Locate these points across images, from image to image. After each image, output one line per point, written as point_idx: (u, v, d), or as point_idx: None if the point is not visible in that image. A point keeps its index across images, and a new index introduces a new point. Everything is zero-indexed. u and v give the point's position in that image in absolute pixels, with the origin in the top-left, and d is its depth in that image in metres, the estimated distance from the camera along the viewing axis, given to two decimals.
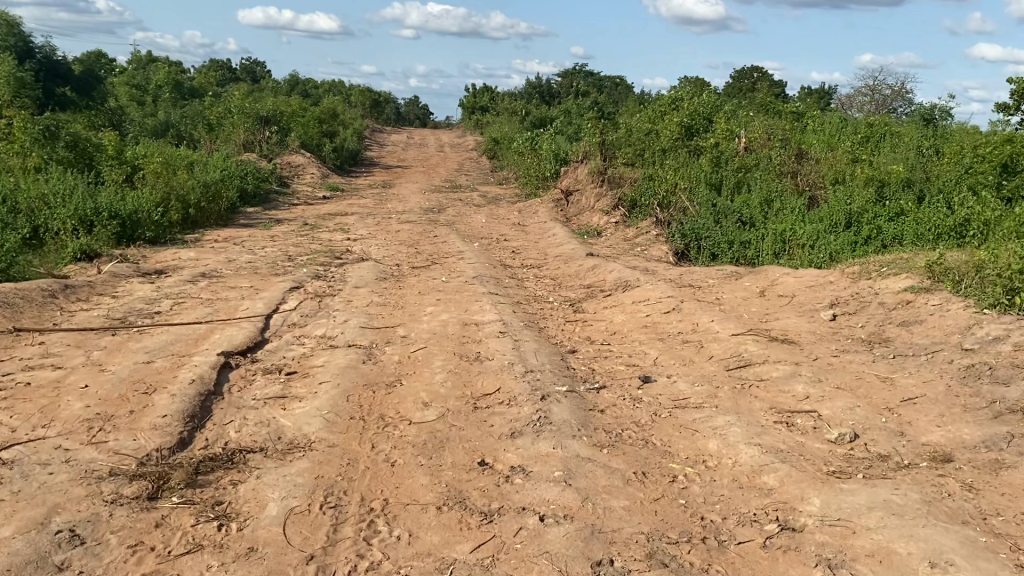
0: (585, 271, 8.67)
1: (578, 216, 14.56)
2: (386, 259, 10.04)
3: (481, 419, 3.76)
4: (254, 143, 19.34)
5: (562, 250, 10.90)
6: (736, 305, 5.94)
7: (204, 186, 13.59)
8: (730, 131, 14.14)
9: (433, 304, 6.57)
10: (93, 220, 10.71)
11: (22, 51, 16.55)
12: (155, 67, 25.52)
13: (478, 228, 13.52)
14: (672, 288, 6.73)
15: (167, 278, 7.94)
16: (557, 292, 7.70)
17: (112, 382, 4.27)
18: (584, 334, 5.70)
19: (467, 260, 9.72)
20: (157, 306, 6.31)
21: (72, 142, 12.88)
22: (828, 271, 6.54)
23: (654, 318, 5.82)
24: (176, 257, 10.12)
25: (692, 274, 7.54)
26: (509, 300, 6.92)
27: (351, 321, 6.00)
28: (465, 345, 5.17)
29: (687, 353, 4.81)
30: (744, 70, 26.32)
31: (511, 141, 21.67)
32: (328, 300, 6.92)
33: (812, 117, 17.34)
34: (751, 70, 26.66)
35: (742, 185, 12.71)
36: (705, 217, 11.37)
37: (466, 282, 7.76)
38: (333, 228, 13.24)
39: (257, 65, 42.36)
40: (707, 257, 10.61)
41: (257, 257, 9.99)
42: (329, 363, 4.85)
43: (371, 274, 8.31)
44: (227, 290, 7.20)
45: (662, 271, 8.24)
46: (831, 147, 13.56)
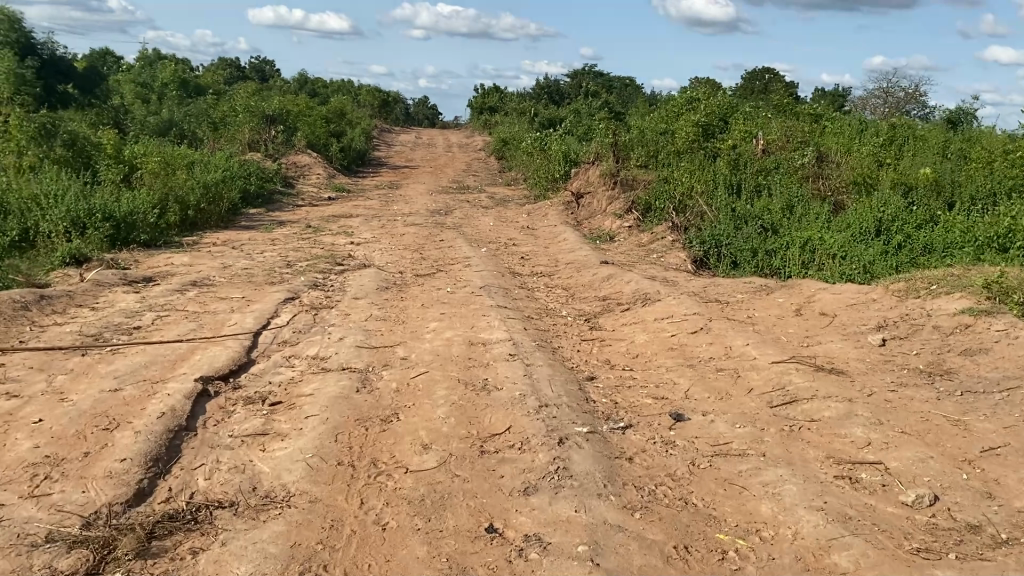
0: (599, 280, 8.15)
1: (590, 219, 14.02)
2: (389, 266, 9.53)
3: (489, 468, 3.24)
4: (259, 142, 18.87)
5: (574, 257, 10.39)
6: (771, 326, 5.49)
7: (205, 187, 13.11)
8: (748, 132, 13.65)
9: (437, 319, 6.04)
10: (85, 222, 10.23)
11: (23, 46, 16.10)
12: (160, 65, 25.08)
13: (487, 232, 13.01)
14: (698, 305, 6.22)
15: (155, 287, 7.42)
16: (570, 305, 7.19)
17: (70, 415, 3.75)
18: (603, 356, 5.18)
19: (473, 267, 9.21)
20: (138, 320, 5.79)
21: (69, 140, 12.42)
22: (869, 287, 6.08)
23: (680, 340, 5.29)
24: (170, 262, 9.63)
25: (716, 288, 7.03)
26: (519, 315, 6.40)
27: (347, 338, 5.47)
28: (472, 370, 4.66)
29: (721, 386, 4.32)
30: (756, 70, 25.79)
31: (520, 142, 21.18)
32: (324, 313, 6.40)
33: (830, 119, 16.82)
34: (764, 70, 26.14)
35: (762, 188, 12.20)
36: (725, 223, 10.83)
37: (473, 293, 7.25)
38: (336, 231, 12.75)
39: (266, 63, 42.00)
40: (728, 264, 10.10)
41: (255, 262, 9.49)
42: (319, 391, 4.32)
43: (372, 283, 7.80)
44: (216, 301, 6.69)
45: (683, 282, 7.72)
46: (853, 149, 13.08)
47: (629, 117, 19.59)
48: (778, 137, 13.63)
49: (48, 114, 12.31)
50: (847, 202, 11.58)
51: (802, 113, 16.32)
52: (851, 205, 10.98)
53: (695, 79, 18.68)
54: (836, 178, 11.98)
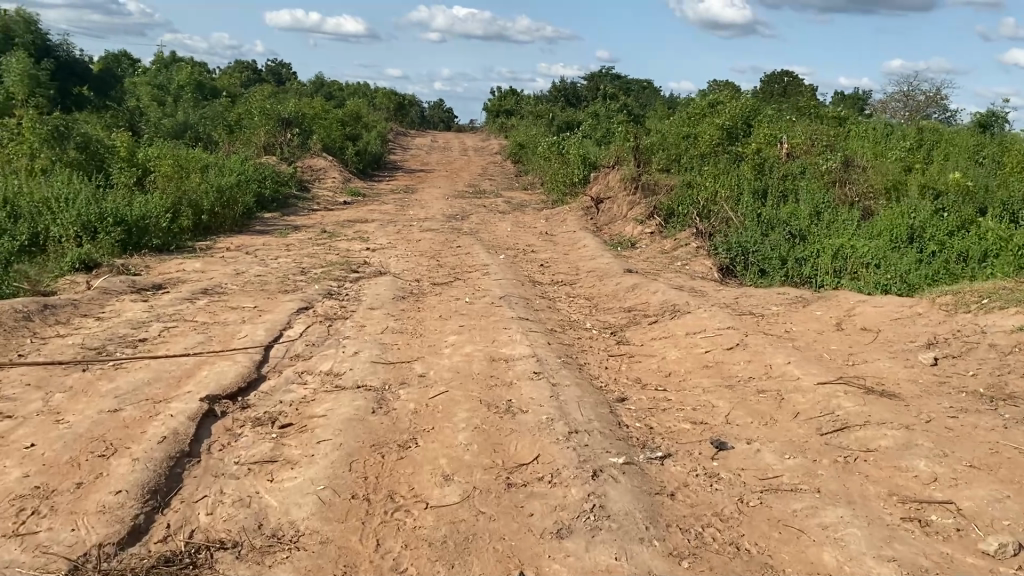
0: (623, 290, 7.84)
1: (609, 225, 13.72)
2: (405, 273, 9.25)
3: (517, 504, 2.96)
4: (275, 146, 18.70)
5: (596, 264, 10.09)
6: (812, 344, 5.19)
7: (219, 191, 12.90)
8: (771, 136, 13.32)
9: (457, 332, 5.76)
10: (96, 227, 10.03)
11: (38, 48, 15.97)
12: (177, 68, 24.99)
13: (504, 237, 12.73)
14: (731, 318, 5.92)
15: (164, 295, 7.18)
16: (594, 316, 6.89)
17: (64, 439, 3.48)
18: (633, 374, 4.88)
19: (492, 275, 8.93)
20: (144, 332, 5.53)
21: (83, 143, 12.25)
22: (913, 300, 5.77)
23: (716, 358, 5.00)
24: (182, 268, 9.40)
25: (748, 300, 6.72)
26: (543, 327, 6.11)
27: (362, 353, 5.19)
28: (495, 389, 4.38)
29: (765, 411, 4.02)
30: (774, 74, 25.45)
31: (537, 146, 20.91)
32: (339, 324, 6.13)
33: (854, 123, 16.45)
34: (782, 74, 25.79)
35: (788, 195, 11.86)
36: (751, 229, 10.50)
37: (493, 303, 6.97)
38: (351, 236, 12.51)
39: (282, 66, 41.96)
40: (755, 273, 9.77)
41: (268, 269, 9.25)
42: (333, 411, 4.05)
43: (388, 292, 7.53)
44: (227, 310, 6.43)
45: (711, 293, 7.42)
46: (879, 154, 12.74)
47: (648, 121, 19.30)
48: (802, 141, 13.30)
49: (62, 117, 12.14)
50: (875, 208, 11.23)
51: (825, 116, 15.97)
52: (879, 211, 10.64)
53: (713, 83, 18.39)
54: (863, 184, 11.64)
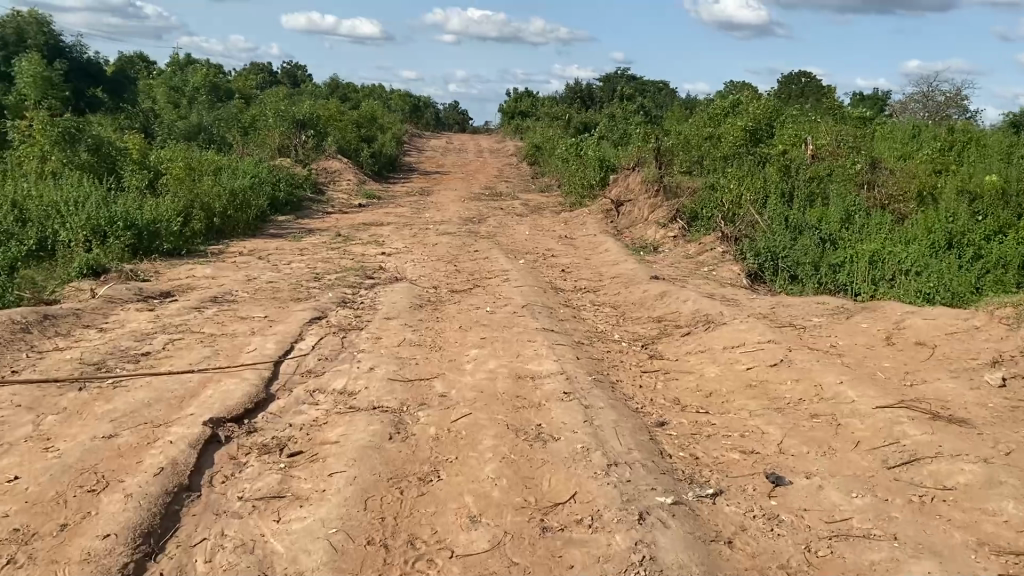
0: (651, 297, 7.47)
1: (630, 228, 13.34)
2: (422, 279, 8.93)
3: (555, 554, 2.63)
4: (289, 148, 18.43)
5: (619, 270, 9.72)
6: (862, 361, 4.82)
7: (232, 194, 12.63)
8: (796, 136, 12.92)
9: (479, 345, 5.41)
10: (106, 230, 9.76)
11: (51, 49, 15.76)
12: (192, 70, 24.82)
13: (523, 241, 12.38)
14: (771, 331, 5.55)
15: (172, 304, 6.87)
16: (622, 327, 6.52)
17: (51, 472, 3.16)
18: (669, 394, 4.52)
19: (512, 282, 8.59)
20: (147, 345, 5.21)
21: (95, 145, 12.01)
22: (967, 312, 5.38)
23: (760, 378, 4.63)
24: (192, 274, 9.11)
25: (786, 312, 6.33)
26: (569, 340, 5.74)
27: (379, 368, 4.86)
28: (523, 412, 4.03)
29: (822, 439, 3.65)
30: (792, 73, 24.99)
31: (554, 147, 20.56)
32: (354, 336, 5.79)
33: (879, 123, 16.01)
34: (800, 75, 25.33)
35: (816, 198, 11.43)
36: (780, 233, 10.08)
37: (515, 313, 6.62)
38: (366, 240, 12.19)
39: (298, 68, 41.88)
40: (785, 279, 9.41)
41: (280, 275, 8.94)
42: (347, 436, 3.71)
43: (405, 300, 7.19)
44: (236, 321, 6.11)
45: (744, 301, 7.05)
46: (908, 157, 12.30)
47: (666, 122, 18.91)
48: (828, 142, 12.92)
49: (73, 119, 11.90)
50: (907, 213, 10.79)
51: (850, 115, 15.52)
52: (912, 216, 10.20)
53: (731, 83, 18.00)
54: (892, 186, 11.25)
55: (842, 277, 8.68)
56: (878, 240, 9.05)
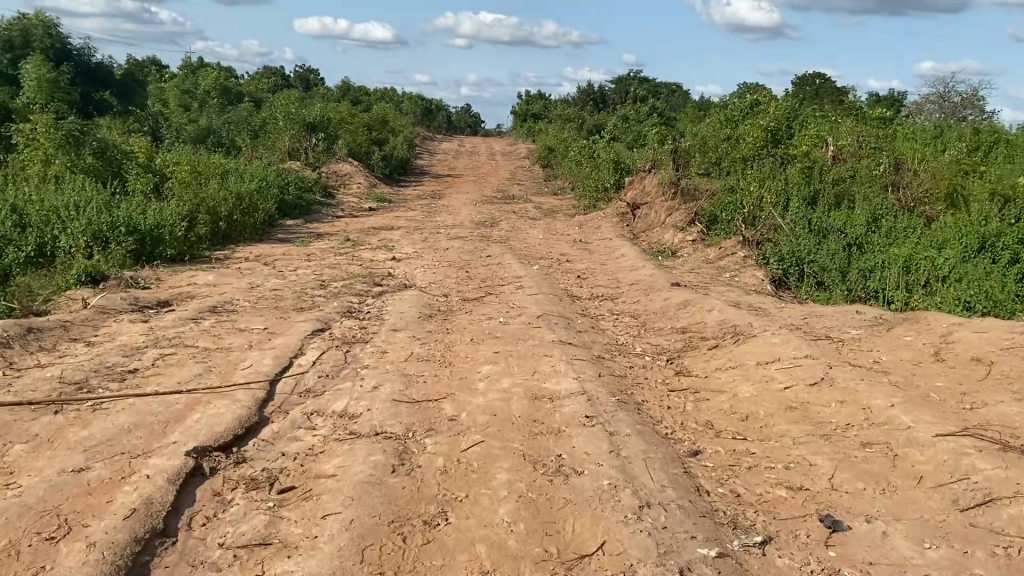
0: (673, 306, 7.06)
1: (647, 232, 12.91)
2: (432, 287, 8.56)
3: None
4: (299, 151, 18.10)
5: (638, 276, 9.32)
6: (913, 379, 4.40)
7: (238, 198, 12.30)
8: (817, 137, 12.52)
9: (491, 361, 5.03)
10: (107, 236, 9.42)
11: (58, 52, 15.47)
12: (203, 73, 24.57)
13: (536, 246, 11.99)
14: (809, 345, 5.14)
15: (168, 314, 6.51)
16: (644, 339, 6.11)
17: (7, 515, 2.79)
18: (701, 418, 4.11)
19: (526, 289, 8.20)
20: (136, 361, 4.85)
21: (99, 148, 11.72)
22: (1021, 326, 4.96)
23: (800, 400, 4.22)
24: (193, 282, 8.76)
25: (820, 323, 5.91)
26: (588, 354, 5.34)
27: (383, 387, 4.47)
28: (542, 439, 3.63)
29: (878, 473, 3.24)
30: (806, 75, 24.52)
31: (567, 149, 20.17)
32: (358, 350, 5.41)
33: (901, 123, 15.55)
34: (814, 76, 24.86)
35: (841, 201, 10.98)
36: (805, 237, 9.64)
37: (529, 323, 6.23)
38: (376, 245, 11.84)
39: (311, 72, 41.77)
40: (811, 285, 8.99)
41: (285, 282, 8.60)
42: (346, 469, 3.32)
43: (413, 309, 6.82)
44: (233, 333, 5.74)
45: (773, 310, 6.64)
46: (933, 156, 11.83)
47: (680, 124, 18.51)
48: (849, 144, 12.52)
49: (78, 122, 11.61)
50: (936, 216, 10.32)
51: (870, 113, 15.07)
52: (942, 219, 9.72)
53: (745, 84, 17.60)
54: (919, 189, 10.83)
55: (872, 283, 8.24)
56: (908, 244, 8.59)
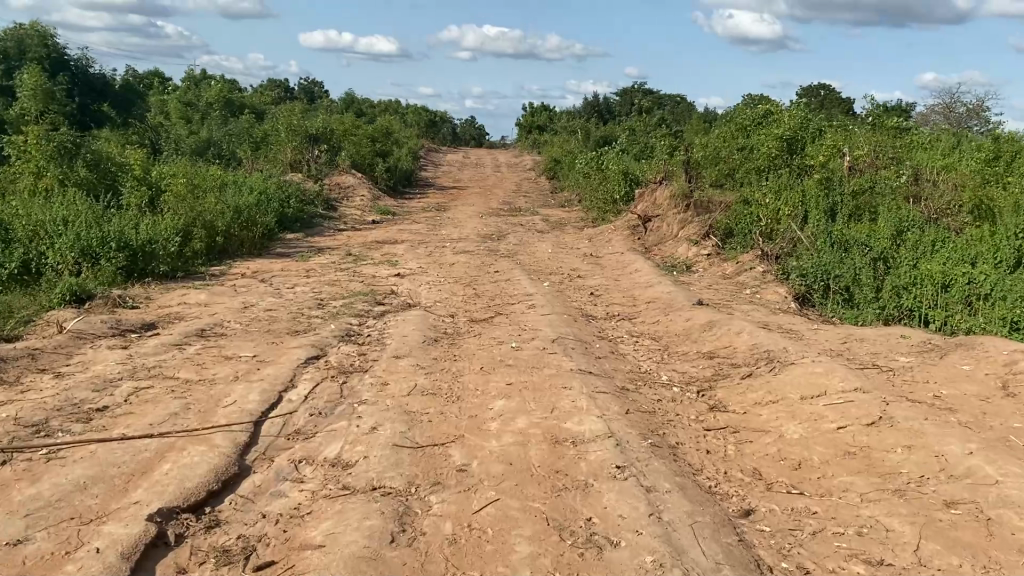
0: (697, 328, 6.52)
1: (659, 245, 12.34)
2: (438, 306, 8.05)
3: None
4: (301, 163, 17.63)
5: (655, 293, 8.79)
6: (986, 419, 3.87)
7: (236, 212, 11.80)
8: (834, 147, 12.03)
9: (504, 395, 4.49)
10: (97, 252, 8.91)
11: (55, 61, 14.97)
12: (206, 86, 24.16)
13: (546, 260, 11.48)
14: (856, 376, 4.61)
15: (152, 340, 6.00)
16: (669, 366, 5.57)
17: None
18: (746, 466, 3.58)
19: (538, 308, 7.69)
20: (107, 398, 4.34)
21: (93, 160, 11.26)
22: None
23: (859, 443, 3.68)
24: (183, 302, 8.26)
25: (863, 348, 5.38)
26: (610, 385, 4.80)
27: (382, 429, 3.95)
28: (568, 495, 3.12)
29: (973, 545, 2.74)
30: (812, 85, 24.02)
31: (574, 160, 19.69)
32: (355, 381, 4.89)
33: (916, 131, 15.01)
34: (818, 87, 24.27)
35: (863, 213, 10.46)
36: (827, 251, 9.06)
37: (543, 348, 5.69)
38: (379, 260, 11.34)
39: (315, 85, 41.54)
40: (838, 301, 8.46)
41: (281, 302, 8.09)
42: (336, 537, 2.81)
43: (417, 332, 6.29)
44: (219, 362, 5.22)
45: (808, 333, 6.11)
46: (955, 164, 11.30)
47: (688, 135, 18.05)
48: (867, 154, 12.04)
49: (71, 134, 11.15)
50: (963, 226, 9.75)
51: (886, 121, 14.59)
52: (972, 230, 9.18)
53: (749, 95, 17.19)
54: (943, 200, 10.33)
55: (906, 301, 7.68)
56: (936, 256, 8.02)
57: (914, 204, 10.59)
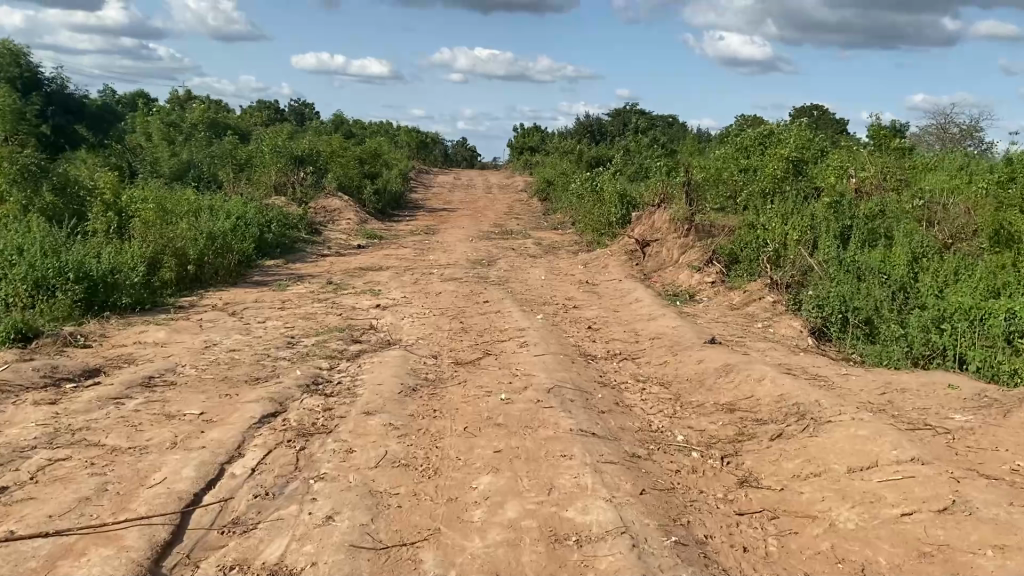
0: (710, 372, 5.78)
1: (658, 271, 11.59)
2: (421, 344, 7.29)
3: None
4: (286, 186, 16.87)
5: (659, 328, 8.05)
6: None
7: (210, 237, 11.01)
8: (838, 168, 11.51)
9: (492, 468, 3.75)
10: (53, 284, 8.08)
11: (28, 82, 14.23)
12: (190, 107, 23.39)
13: (539, 289, 10.73)
14: (911, 441, 3.88)
15: (88, 391, 5.19)
16: (684, 424, 4.83)
17: None
18: (794, 572, 2.90)
19: (531, 347, 6.93)
20: (8, 477, 3.55)
21: (60, 184, 10.48)
22: None
23: (935, 540, 2.96)
24: (139, 342, 7.45)
25: (909, 404, 4.66)
26: (618, 452, 4.05)
27: (341, 520, 3.21)
28: None
29: None
30: (805, 106, 23.47)
31: (567, 182, 19.03)
32: (316, 447, 4.13)
33: (920, 151, 14.39)
34: (812, 108, 23.74)
35: (875, 237, 9.73)
36: (843, 280, 8.33)
37: (537, 401, 4.93)
38: (361, 290, 10.58)
39: (306, 106, 40.91)
40: (862, 338, 7.70)
41: (249, 341, 7.31)
42: None
43: (395, 380, 5.53)
44: (158, 423, 4.43)
45: (836, 381, 5.39)
46: (965, 186, 10.62)
47: (683, 157, 17.42)
48: (873, 176, 11.40)
49: (36, 156, 10.37)
50: (979, 253, 8.94)
51: (889, 140, 13.95)
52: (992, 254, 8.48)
53: (743, 117, 16.62)
54: (956, 222, 9.62)
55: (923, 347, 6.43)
56: (964, 286, 7.30)
57: (927, 227, 9.89)
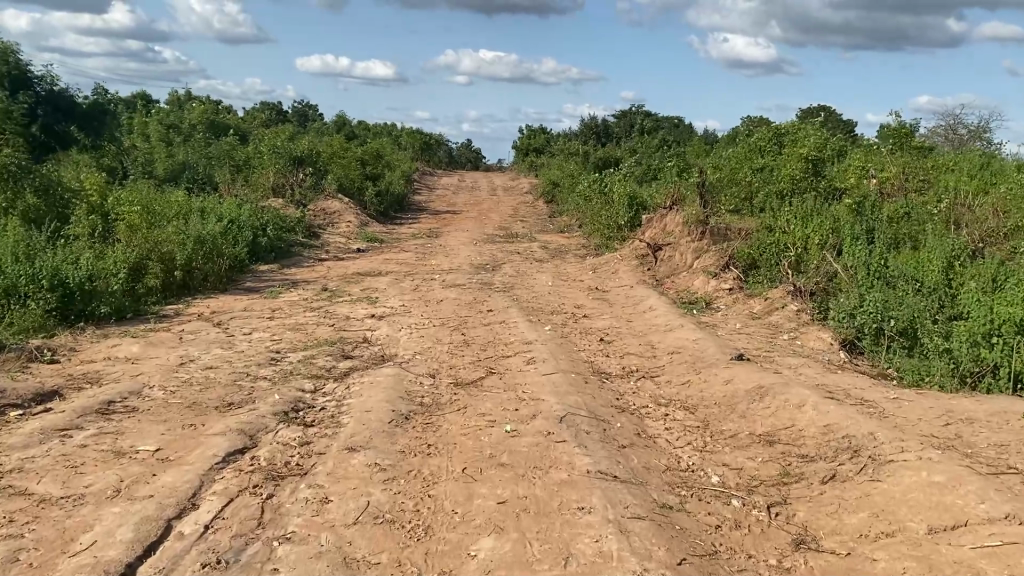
0: (742, 396, 5.09)
1: (672, 276, 10.83)
2: (417, 359, 6.62)
3: None
4: (284, 187, 16.11)
5: (679, 340, 7.38)
6: None
7: (200, 241, 10.34)
8: (859, 168, 10.88)
9: (495, 527, 3.09)
10: (24, 292, 7.42)
11: (16, 79, 12.99)
12: (190, 107, 22.74)
13: (546, 295, 10.07)
14: (999, 490, 3.23)
15: (35, 421, 4.52)
16: (717, 460, 4.17)
17: None
18: None
19: (539, 365, 6.26)
20: None
21: (42, 186, 9.79)
22: None
23: None
24: (111, 357, 6.78)
25: (981, 439, 4.01)
26: (645, 501, 3.39)
27: None
28: None
29: None
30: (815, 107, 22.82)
31: (573, 184, 18.40)
32: (287, 494, 3.48)
33: (939, 151, 13.71)
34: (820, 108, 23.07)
35: (902, 241, 9.02)
36: (874, 287, 7.60)
37: (547, 433, 4.26)
38: (357, 297, 9.92)
39: (309, 107, 40.28)
40: (900, 352, 6.89)
41: (230, 356, 6.66)
42: None
43: (385, 406, 4.85)
44: (104, 463, 3.78)
45: (886, 407, 4.73)
46: (993, 187, 9.89)
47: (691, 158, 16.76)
48: (895, 177, 10.70)
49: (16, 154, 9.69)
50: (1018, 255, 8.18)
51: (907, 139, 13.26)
52: None
53: (751, 117, 15.98)
54: (988, 223, 8.88)
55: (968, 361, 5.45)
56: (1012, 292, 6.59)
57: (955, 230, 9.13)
